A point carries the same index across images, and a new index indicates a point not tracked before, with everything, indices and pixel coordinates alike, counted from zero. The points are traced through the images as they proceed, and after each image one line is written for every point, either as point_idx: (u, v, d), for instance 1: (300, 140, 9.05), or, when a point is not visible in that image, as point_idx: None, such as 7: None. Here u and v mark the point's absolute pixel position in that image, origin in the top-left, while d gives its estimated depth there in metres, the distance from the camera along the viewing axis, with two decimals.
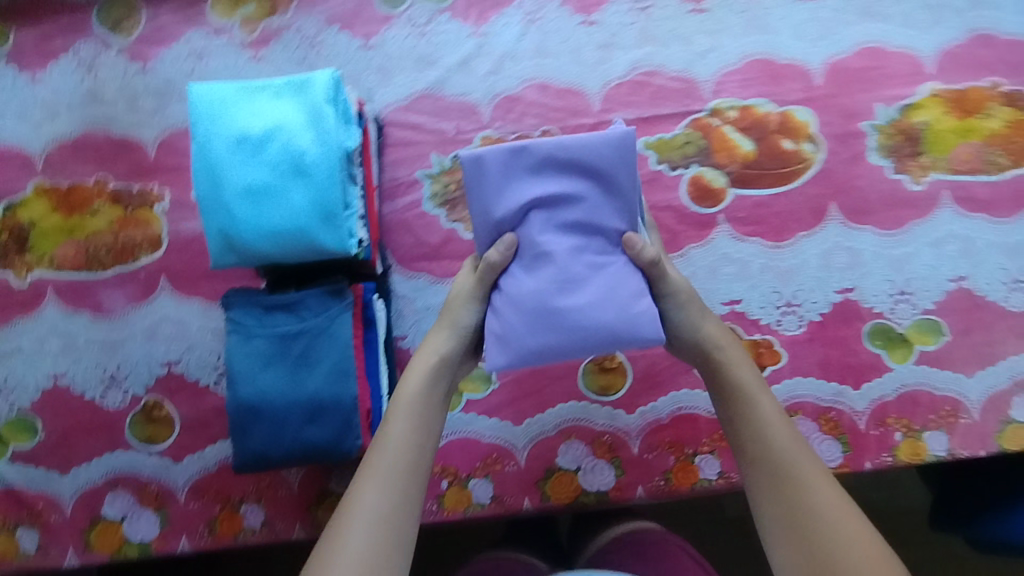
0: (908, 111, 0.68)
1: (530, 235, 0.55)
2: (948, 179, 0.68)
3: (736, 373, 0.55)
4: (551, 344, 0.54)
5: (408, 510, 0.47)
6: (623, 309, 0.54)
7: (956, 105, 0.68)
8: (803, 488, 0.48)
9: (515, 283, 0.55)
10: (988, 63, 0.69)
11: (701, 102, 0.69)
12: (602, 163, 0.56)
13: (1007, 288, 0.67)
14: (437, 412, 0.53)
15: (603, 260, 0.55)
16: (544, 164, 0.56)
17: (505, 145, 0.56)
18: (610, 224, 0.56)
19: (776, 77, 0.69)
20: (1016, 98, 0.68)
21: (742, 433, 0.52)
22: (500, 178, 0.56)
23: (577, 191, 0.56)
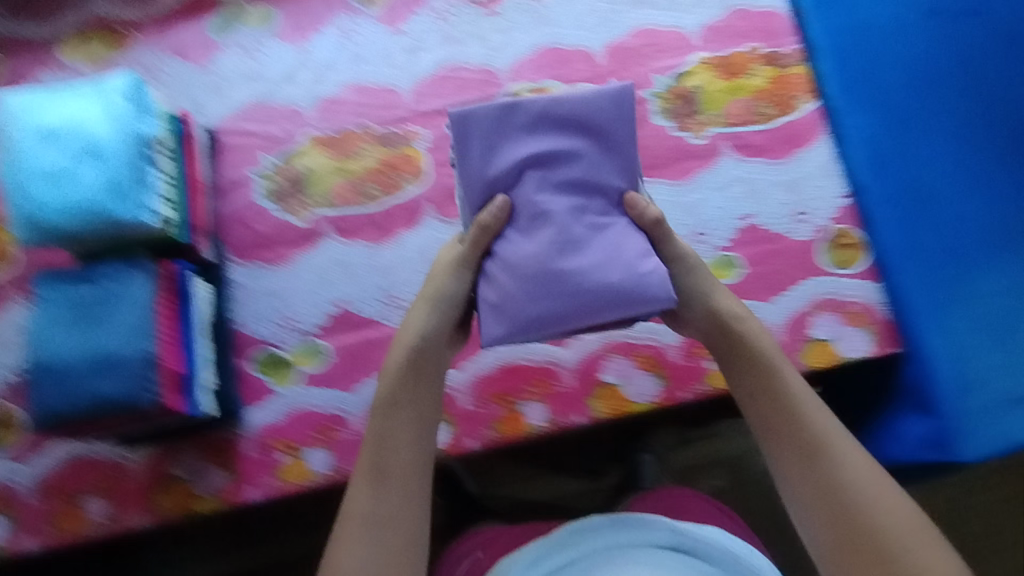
0: (681, 78, 0.78)
1: (526, 196, 0.57)
2: (725, 132, 0.77)
3: (756, 348, 0.61)
4: (550, 308, 0.54)
5: (411, 504, 0.57)
6: (626, 267, 0.55)
7: (722, 69, 0.77)
8: (836, 458, 0.56)
9: (512, 247, 0.57)
10: (747, 31, 0.78)
11: (500, 87, 0.78)
12: (601, 124, 0.58)
13: (792, 220, 0.74)
14: (428, 402, 0.61)
15: (603, 221, 0.57)
16: (539, 124, 0.58)
17: (497, 103, 0.58)
18: (610, 183, 0.58)
19: (564, 61, 0.78)
20: (775, 58, 0.77)
21: (770, 403, 0.59)
22: (493, 138, 0.58)
23: (570, 149, 0.58)
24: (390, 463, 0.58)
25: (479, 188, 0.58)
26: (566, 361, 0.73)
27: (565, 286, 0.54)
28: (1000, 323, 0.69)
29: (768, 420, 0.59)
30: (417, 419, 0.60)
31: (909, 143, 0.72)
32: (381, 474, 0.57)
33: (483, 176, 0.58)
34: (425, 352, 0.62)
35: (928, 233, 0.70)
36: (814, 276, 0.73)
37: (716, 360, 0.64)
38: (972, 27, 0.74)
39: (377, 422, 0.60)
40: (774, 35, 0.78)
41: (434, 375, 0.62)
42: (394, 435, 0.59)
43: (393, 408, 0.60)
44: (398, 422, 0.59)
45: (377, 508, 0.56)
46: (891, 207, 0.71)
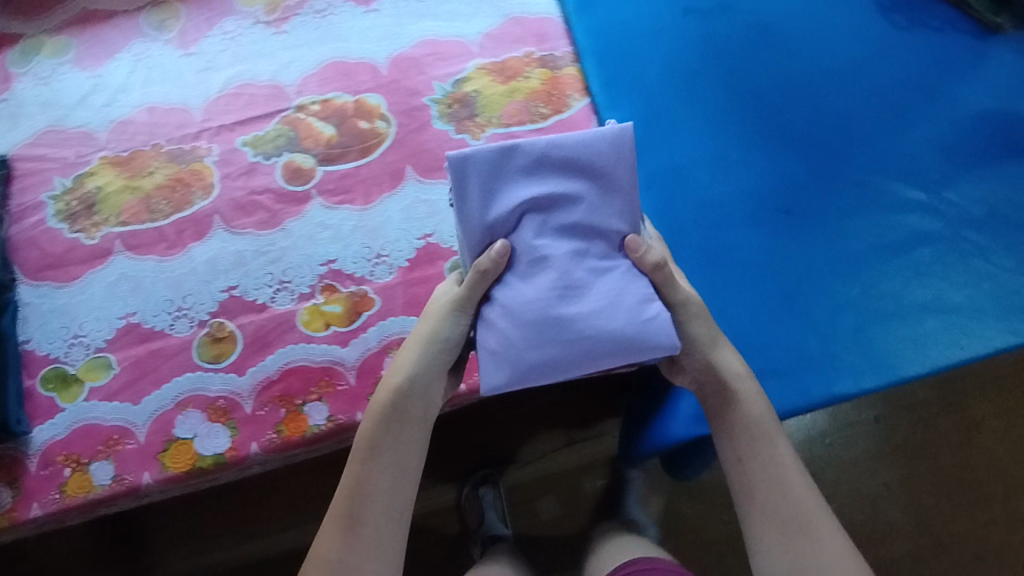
0: (459, 84, 0.82)
1: (524, 240, 0.58)
2: (501, 132, 0.81)
3: (749, 411, 0.60)
4: (553, 355, 0.54)
5: (382, 559, 0.56)
6: (630, 312, 0.54)
7: (498, 73, 0.82)
8: (817, 541, 0.54)
9: (511, 293, 0.56)
10: (521, 38, 0.83)
11: (287, 101, 0.82)
12: (602, 167, 0.60)
13: None
14: (413, 448, 0.60)
15: (603, 264, 0.57)
16: (537, 169, 0.60)
17: (496, 147, 0.59)
18: (610, 227, 0.59)
19: (348, 74, 0.83)
20: (546, 61, 0.82)
21: (756, 471, 0.58)
22: (490, 180, 0.59)
23: (569, 192, 0.59)
24: (362, 513, 0.56)
25: (477, 231, 0.58)
26: (349, 361, 0.74)
27: (563, 331, 0.54)
28: (751, 285, 0.72)
29: (752, 485, 0.58)
30: (394, 469, 0.58)
31: (663, 135, 0.77)
32: (350, 522, 0.56)
33: (482, 220, 0.59)
34: (408, 397, 0.60)
35: (678, 216, 0.75)
36: None
37: (707, 413, 0.63)
38: (723, 26, 0.80)
39: (355, 464, 0.58)
40: (547, 39, 0.83)
41: (420, 418, 0.61)
42: (369, 482, 0.57)
43: (371, 455, 0.58)
44: (373, 467, 0.58)
45: (342, 559, 0.55)
46: (646, 194, 0.75)
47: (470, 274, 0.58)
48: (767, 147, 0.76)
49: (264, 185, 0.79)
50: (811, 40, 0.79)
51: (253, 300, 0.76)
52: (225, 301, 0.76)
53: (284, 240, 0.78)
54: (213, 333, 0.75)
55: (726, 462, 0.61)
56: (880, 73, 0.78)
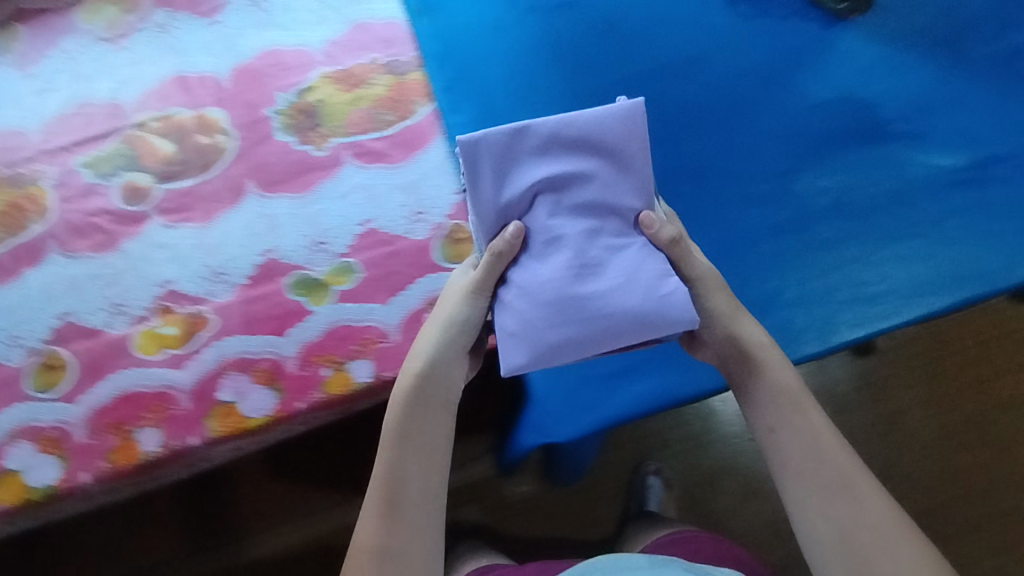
0: (302, 94, 0.80)
1: (540, 221, 0.61)
2: (346, 142, 0.78)
3: (776, 381, 0.61)
4: (571, 335, 0.56)
5: (421, 546, 0.57)
6: (643, 289, 0.56)
7: (343, 81, 0.80)
8: (860, 500, 0.55)
9: (528, 274, 0.59)
10: (367, 44, 0.81)
11: (124, 119, 0.80)
12: (613, 148, 0.63)
13: (411, 220, 0.76)
14: (438, 434, 0.61)
15: (618, 243, 0.60)
16: (549, 152, 0.63)
17: (506, 131, 0.62)
18: (626, 204, 0.62)
19: (189, 88, 0.80)
20: (392, 67, 0.80)
21: (793, 435, 0.59)
22: (502, 164, 0.62)
23: (578, 174, 0.62)
24: (402, 499, 0.57)
25: (492, 214, 0.62)
26: (184, 384, 0.72)
27: (581, 310, 0.56)
28: None
29: (787, 452, 0.59)
30: (423, 455, 0.60)
31: None
32: (389, 508, 0.57)
33: (496, 204, 0.62)
34: (430, 383, 0.62)
35: None
36: (432, 272, 0.75)
37: (732, 386, 0.64)
38: (566, 22, 0.78)
39: (388, 451, 0.59)
40: (391, 44, 0.81)
41: (444, 403, 0.62)
42: (403, 468, 0.59)
43: (404, 441, 0.59)
44: (404, 454, 0.59)
45: (388, 543, 0.56)
46: None
47: (486, 257, 0.61)
48: None
49: (101, 207, 0.77)
50: (656, 33, 0.77)
51: (87, 324, 0.74)
52: (60, 328, 0.74)
53: (122, 262, 0.76)
54: (47, 362, 0.73)
55: (756, 432, 0.62)
56: (725, 64, 0.76)
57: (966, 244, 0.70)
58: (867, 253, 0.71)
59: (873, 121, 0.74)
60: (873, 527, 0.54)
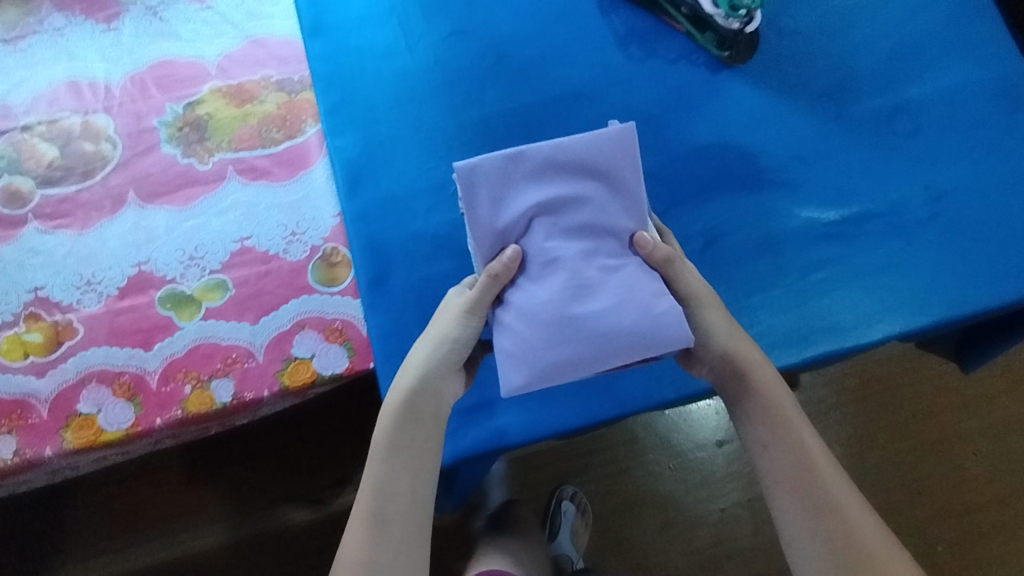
0: (192, 106, 0.80)
1: (536, 243, 0.64)
2: (230, 157, 0.78)
3: (773, 402, 0.64)
4: (565, 355, 0.59)
5: (406, 556, 0.59)
6: (637, 309, 0.59)
7: (233, 96, 0.80)
8: (846, 517, 0.59)
9: (526, 294, 0.62)
10: (262, 60, 0.81)
11: (11, 121, 0.79)
12: (606, 168, 0.66)
13: (286, 240, 0.76)
14: (429, 445, 0.63)
15: (613, 262, 0.62)
16: (543, 174, 0.66)
17: (502, 155, 0.65)
18: (621, 225, 0.65)
19: (80, 94, 0.80)
20: (283, 84, 0.80)
21: (783, 454, 0.62)
22: (500, 189, 0.66)
23: (574, 195, 0.65)
24: (392, 509, 0.60)
25: (489, 237, 0.65)
26: (44, 393, 0.72)
27: (576, 331, 0.59)
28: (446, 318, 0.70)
29: (779, 470, 0.62)
30: (416, 466, 0.62)
31: (383, 166, 0.75)
32: (381, 517, 0.59)
33: (495, 225, 0.65)
34: (426, 393, 0.64)
35: (386, 248, 0.72)
36: (303, 294, 0.74)
37: (728, 403, 0.67)
38: (458, 54, 0.78)
39: (384, 460, 0.62)
40: (285, 63, 0.81)
41: (435, 415, 0.64)
42: (394, 478, 0.61)
43: (398, 451, 0.62)
44: (399, 464, 0.61)
45: (376, 557, 0.58)
46: (356, 225, 0.73)
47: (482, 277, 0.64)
48: None
49: None
50: (545, 70, 0.78)
51: None
52: None
53: None
54: None
55: (751, 447, 0.65)
56: (610, 105, 0.77)
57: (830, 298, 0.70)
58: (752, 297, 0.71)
59: (752, 170, 0.74)
60: (849, 545, 0.58)
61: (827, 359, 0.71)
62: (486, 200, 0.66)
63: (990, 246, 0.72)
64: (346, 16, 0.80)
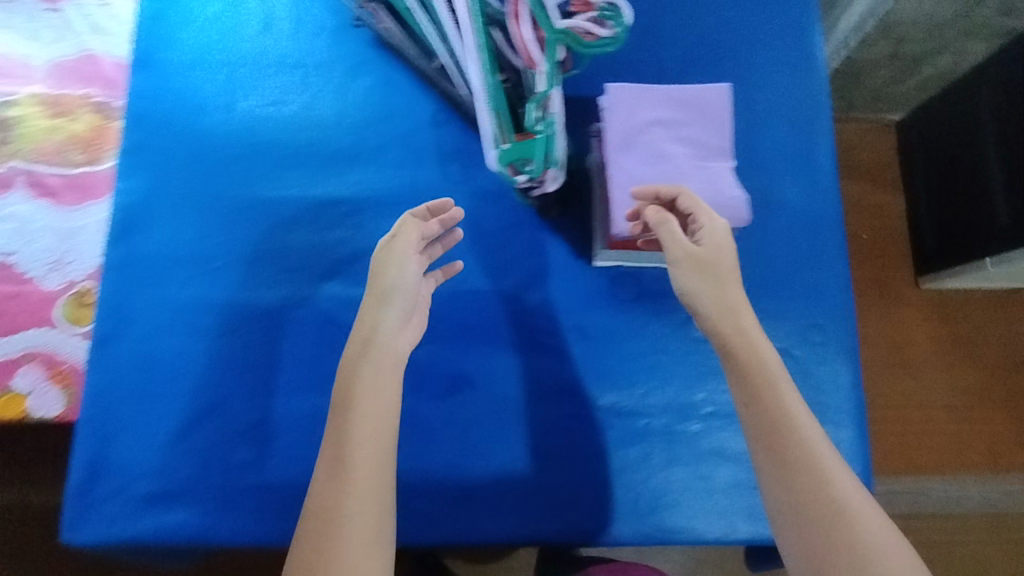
0: (5, 105, 0.78)
1: (651, 141, 0.61)
2: (25, 167, 0.76)
3: (755, 341, 0.57)
4: (660, 215, 0.60)
5: (373, 502, 0.54)
6: (718, 193, 0.60)
7: (48, 106, 0.78)
8: (815, 473, 0.52)
9: (630, 170, 0.60)
10: (89, 77, 0.79)
11: None
12: (708, 106, 0.62)
13: (46, 267, 0.74)
14: (387, 395, 0.58)
15: (705, 164, 0.61)
16: (667, 99, 0.62)
17: (634, 85, 0.63)
18: (715, 142, 0.62)
19: None
20: (102, 108, 0.78)
21: (756, 384, 0.55)
22: (634, 102, 0.62)
23: (685, 115, 0.62)
24: (350, 461, 0.55)
25: (618, 129, 0.61)
26: None
27: (669, 201, 0.60)
28: (158, 392, 0.68)
29: (758, 401, 0.55)
30: (383, 422, 0.57)
31: (155, 218, 0.72)
32: (338, 467, 0.55)
33: (623, 123, 0.61)
34: (378, 346, 0.60)
35: (129, 306, 0.70)
36: (43, 326, 0.72)
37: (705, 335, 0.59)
38: (273, 127, 0.75)
39: (336, 421, 0.57)
40: (111, 86, 0.79)
41: (392, 363, 0.59)
42: (351, 432, 0.56)
43: (347, 403, 0.58)
44: (353, 417, 0.57)
45: (337, 508, 0.53)
46: (110, 274, 0.71)
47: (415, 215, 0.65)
48: (253, 264, 0.72)
49: None
50: (352, 169, 0.75)
51: None
52: None
53: None
54: None
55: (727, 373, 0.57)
56: None
57: (542, 490, 0.68)
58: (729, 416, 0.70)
59: (524, 331, 0.71)
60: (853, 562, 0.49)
61: (730, 513, 0.68)
62: (622, 108, 0.62)
63: (744, 477, 0.68)
64: (176, 60, 0.77)
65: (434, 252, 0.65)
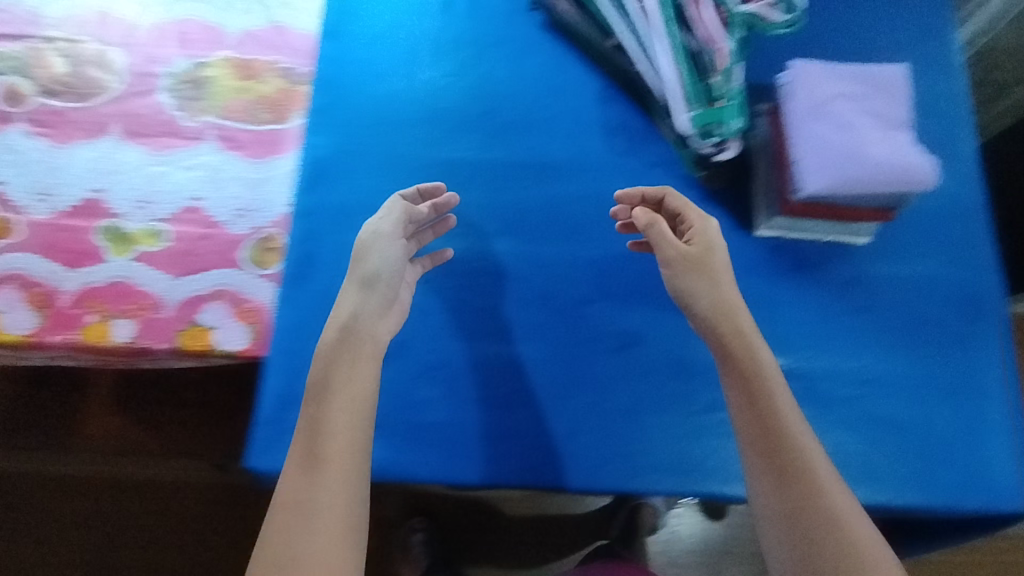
0: (199, 66, 0.83)
1: (838, 109, 0.66)
2: (216, 122, 0.81)
3: (755, 350, 0.63)
4: (851, 174, 0.64)
5: (349, 493, 0.57)
6: (906, 156, 0.64)
7: (239, 69, 0.83)
8: (821, 486, 0.57)
9: (818, 135, 0.65)
10: (276, 45, 0.85)
11: (36, 29, 0.83)
12: (888, 83, 0.67)
13: (233, 213, 0.78)
14: (367, 384, 0.62)
15: (890, 132, 0.66)
16: (849, 76, 0.68)
17: (815, 63, 0.68)
18: (898, 113, 0.66)
19: (104, 23, 0.84)
20: (288, 73, 0.84)
21: (753, 386, 0.61)
22: (817, 77, 0.68)
23: (867, 89, 0.67)
24: (324, 452, 0.58)
25: (803, 100, 0.67)
26: None
27: (860, 161, 0.64)
28: None
29: (756, 406, 0.61)
30: (358, 412, 0.60)
31: (344, 173, 0.77)
32: (313, 458, 0.58)
33: (809, 95, 0.67)
34: (359, 333, 0.64)
35: (318, 250, 0.74)
36: (230, 267, 0.76)
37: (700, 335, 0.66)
38: (450, 95, 0.81)
39: (311, 408, 0.60)
40: (297, 54, 0.85)
41: (370, 352, 0.63)
42: (326, 422, 0.59)
43: (325, 394, 0.61)
44: (331, 405, 0.60)
45: (310, 500, 0.56)
46: (301, 221, 0.75)
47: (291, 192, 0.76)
48: None
49: None
50: (524, 137, 0.80)
51: None
52: None
53: None
54: None
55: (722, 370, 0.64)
56: (578, 186, 0.78)
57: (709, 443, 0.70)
58: (884, 383, 0.73)
59: None
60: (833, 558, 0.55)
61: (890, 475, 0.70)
62: (806, 83, 0.67)
63: (902, 445, 0.70)
64: (363, 32, 0.83)
65: (425, 236, 0.73)
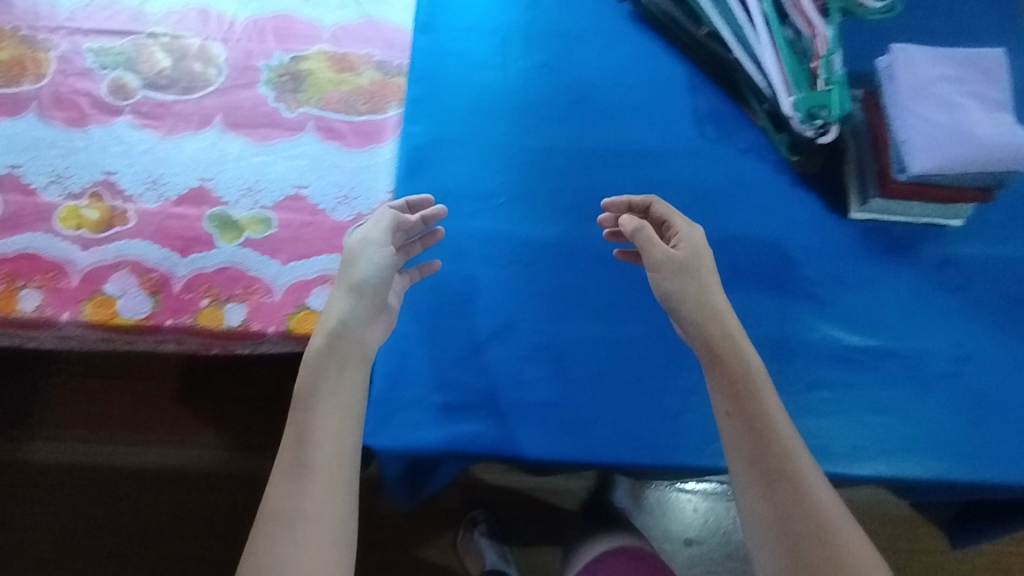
0: (297, 59, 0.86)
1: (940, 91, 0.68)
2: (315, 113, 0.84)
3: (742, 354, 0.63)
4: (960, 152, 0.65)
5: (336, 500, 0.57)
6: (1012, 135, 0.65)
7: (335, 62, 0.86)
8: (797, 485, 0.57)
9: (924, 115, 0.67)
10: (371, 40, 0.88)
11: (141, 27, 0.87)
12: (988, 66, 0.69)
13: (336, 201, 0.81)
14: (355, 390, 0.62)
15: (994, 113, 0.67)
16: (949, 60, 0.69)
17: (915, 48, 0.70)
18: (999, 94, 0.68)
19: (205, 20, 0.88)
20: (383, 66, 0.86)
21: (743, 390, 0.61)
22: (919, 60, 0.69)
23: (968, 72, 0.69)
24: (311, 460, 0.58)
25: (907, 82, 0.68)
26: (81, 263, 0.76)
27: (968, 140, 0.65)
28: (451, 311, 0.73)
29: (743, 411, 0.61)
30: (345, 419, 0.60)
31: (442, 159, 0.79)
32: (300, 465, 0.58)
33: (912, 78, 0.69)
34: (347, 339, 0.64)
35: None
36: (336, 252, 0.78)
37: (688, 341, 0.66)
38: (542, 84, 0.83)
39: (299, 416, 0.60)
40: (390, 48, 0.88)
41: (359, 358, 0.63)
42: (314, 429, 0.59)
43: (310, 403, 0.61)
44: (316, 412, 0.60)
45: (294, 507, 0.56)
46: None
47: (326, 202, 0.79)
48: (532, 203, 0.79)
49: (86, 89, 0.84)
50: (615, 123, 0.82)
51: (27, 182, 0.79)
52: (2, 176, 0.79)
53: (82, 141, 0.81)
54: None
55: (708, 372, 0.64)
56: (670, 170, 0.80)
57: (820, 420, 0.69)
58: (983, 359, 0.72)
59: (787, 276, 0.76)
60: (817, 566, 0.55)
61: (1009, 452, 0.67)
62: (907, 67, 0.69)
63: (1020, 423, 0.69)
64: (456, 24, 0.86)
65: (412, 249, 0.72)
